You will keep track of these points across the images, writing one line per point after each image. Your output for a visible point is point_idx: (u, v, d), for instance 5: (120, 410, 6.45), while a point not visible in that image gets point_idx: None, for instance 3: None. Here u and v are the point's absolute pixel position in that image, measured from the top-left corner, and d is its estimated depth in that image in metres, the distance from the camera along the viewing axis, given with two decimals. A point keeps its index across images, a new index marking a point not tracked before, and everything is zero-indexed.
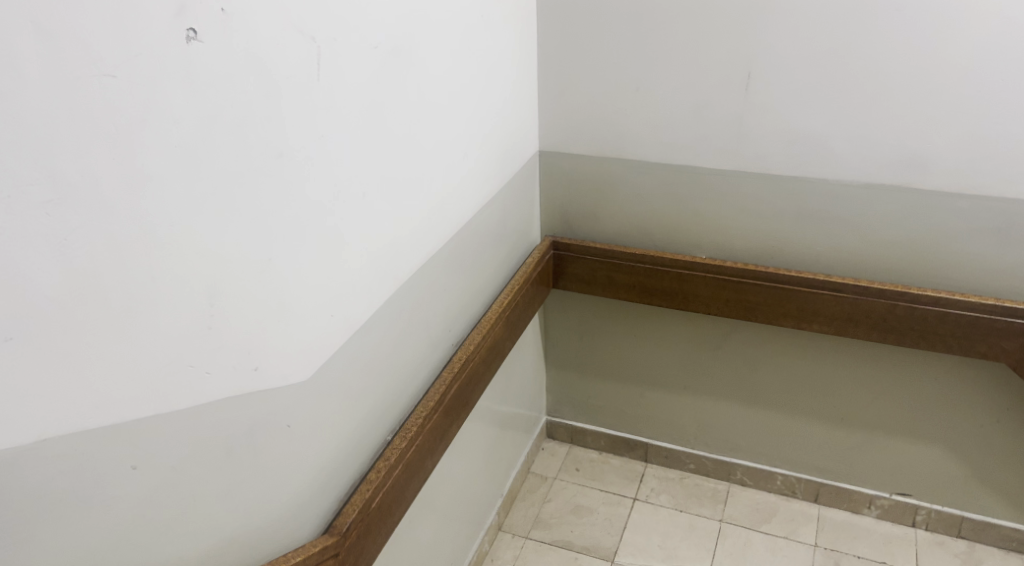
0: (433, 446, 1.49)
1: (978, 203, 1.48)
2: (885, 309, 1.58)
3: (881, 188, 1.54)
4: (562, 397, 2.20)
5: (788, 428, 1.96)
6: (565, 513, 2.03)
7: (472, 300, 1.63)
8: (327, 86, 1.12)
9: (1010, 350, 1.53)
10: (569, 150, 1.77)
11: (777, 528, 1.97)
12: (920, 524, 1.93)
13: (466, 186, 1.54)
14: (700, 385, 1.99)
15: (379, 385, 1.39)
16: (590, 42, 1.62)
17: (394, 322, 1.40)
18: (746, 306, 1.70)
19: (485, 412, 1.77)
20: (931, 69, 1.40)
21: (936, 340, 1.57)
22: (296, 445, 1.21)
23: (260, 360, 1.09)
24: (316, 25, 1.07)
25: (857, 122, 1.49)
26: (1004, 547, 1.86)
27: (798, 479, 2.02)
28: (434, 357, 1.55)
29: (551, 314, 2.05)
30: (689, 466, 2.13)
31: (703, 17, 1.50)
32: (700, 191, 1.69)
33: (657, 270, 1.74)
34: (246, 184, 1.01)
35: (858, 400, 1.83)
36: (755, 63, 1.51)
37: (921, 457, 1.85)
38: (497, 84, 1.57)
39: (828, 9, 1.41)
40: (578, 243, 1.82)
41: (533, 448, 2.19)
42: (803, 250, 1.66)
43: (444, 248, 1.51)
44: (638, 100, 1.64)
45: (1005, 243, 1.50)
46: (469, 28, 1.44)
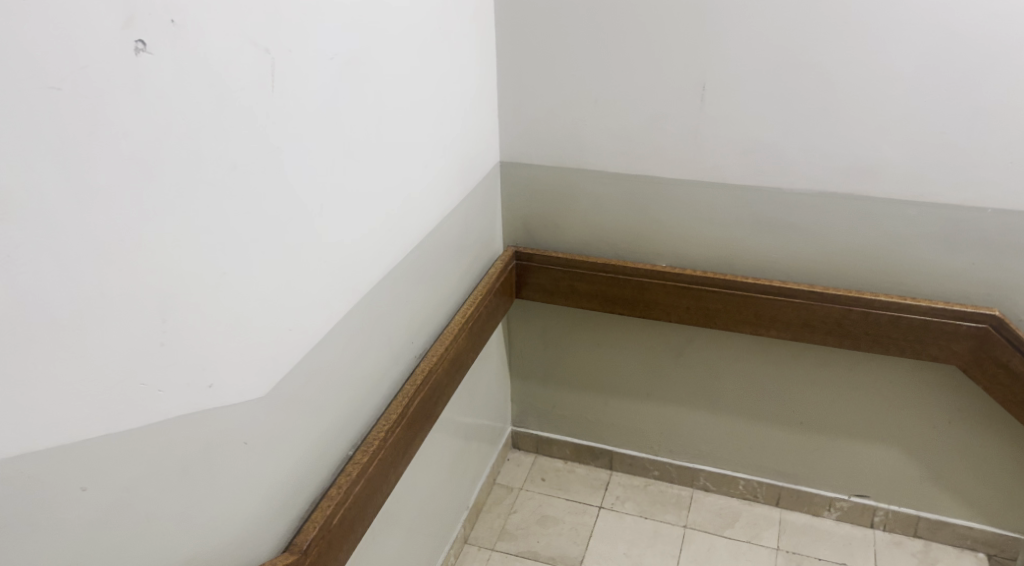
0: (397, 459, 1.42)
1: (927, 210, 1.56)
2: (840, 314, 1.66)
3: (835, 197, 1.61)
4: (527, 407, 2.25)
5: (750, 433, 2.03)
6: (530, 524, 2.08)
7: (435, 310, 1.62)
8: (284, 98, 1.08)
9: (959, 352, 1.62)
10: (531, 161, 1.82)
11: (740, 533, 2.04)
12: (878, 525, 2.02)
13: (428, 197, 1.52)
14: (663, 391, 2.04)
15: (342, 399, 1.33)
16: (551, 51, 1.66)
17: (358, 335, 1.34)
18: (708, 313, 1.78)
19: (448, 422, 1.80)
20: (882, 78, 1.47)
21: (889, 344, 1.66)
22: (259, 464, 1.16)
23: (215, 377, 1.04)
24: (270, 37, 1.03)
25: (809, 131, 1.57)
26: (960, 546, 1.96)
27: (759, 484, 2.10)
28: (397, 368, 1.49)
29: (515, 325, 2.08)
30: (654, 473, 2.20)
31: (660, 30, 1.56)
32: (662, 201, 1.75)
33: (620, 279, 1.81)
34: (200, 197, 0.97)
35: (817, 405, 1.90)
36: (710, 75, 1.57)
37: (878, 459, 1.93)
38: (457, 95, 1.57)
39: (779, 21, 1.48)
40: (539, 253, 1.87)
41: (499, 460, 2.24)
42: (758, 258, 1.74)
43: (407, 259, 1.47)
44: (597, 112, 1.69)
45: (951, 250, 1.59)
46: (428, 37, 1.42)
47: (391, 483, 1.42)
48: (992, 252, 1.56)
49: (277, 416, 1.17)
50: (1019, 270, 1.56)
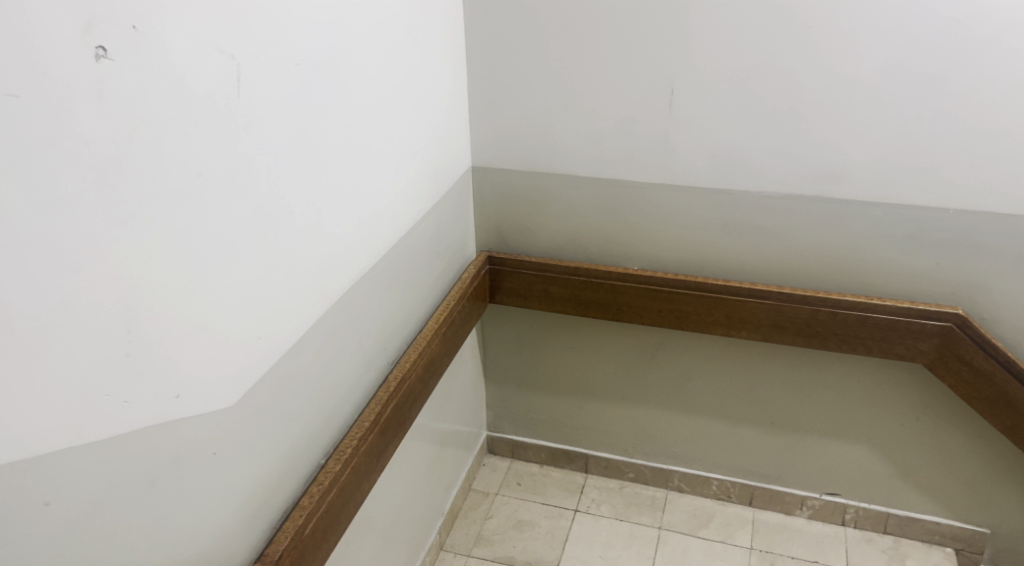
0: (370, 467, 1.41)
1: (891, 211, 1.59)
2: (809, 315, 1.69)
3: (802, 199, 1.64)
4: (502, 411, 2.24)
5: (722, 434, 2.04)
6: (506, 529, 2.08)
7: (408, 316, 1.62)
8: (250, 104, 1.07)
9: (925, 350, 1.65)
10: (503, 166, 1.82)
11: (714, 533, 2.05)
12: (849, 523, 2.05)
13: (399, 202, 1.51)
14: (637, 394, 2.05)
15: (313, 407, 1.32)
16: (520, 57, 1.66)
17: (329, 342, 1.33)
18: (680, 316, 1.79)
19: (422, 429, 1.79)
20: (846, 82, 1.50)
21: (857, 343, 1.68)
22: (228, 474, 1.14)
23: (183, 388, 1.03)
24: (234, 42, 1.02)
25: (776, 135, 1.59)
26: (928, 541, 1.99)
27: (732, 484, 2.11)
28: (369, 375, 1.48)
29: (489, 329, 2.08)
30: (629, 475, 2.21)
31: (629, 35, 1.57)
32: (634, 204, 1.76)
33: (593, 282, 1.82)
34: (166, 204, 0.96)
35: (788, 405, 1.93)
36: (678, 80, 1.59)
37: (848, 457, 1.95)
38: (429, 100, 1.57)
39: (745, 26, 1.50)
40: (512, 257, 1.87)
41: (474, 465, 2.24)
42: (729, 260, 1.75)
43: (378, 265, 1.46)
44: (568, 117, 1.70)
45: (916, 250, 1.61)
46: (398, 42, 1.42)
47: (365, 490, 1.41)
48: (955, 252, 1.59)
49: (247, 425, 1.16)
50: (981, 269, 1.59)
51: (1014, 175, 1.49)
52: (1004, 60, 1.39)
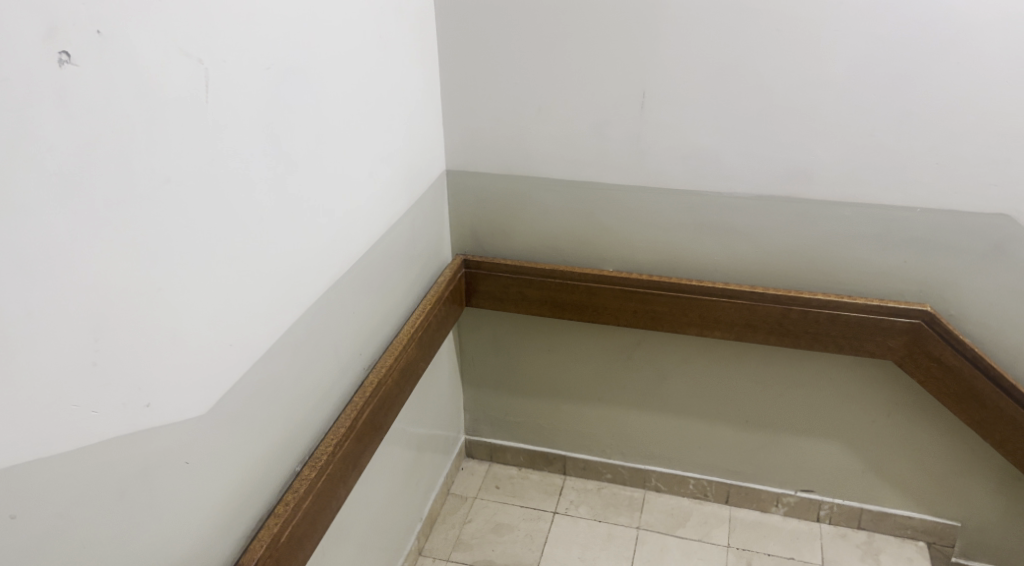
0: (346, 473, 1.40)
1: (860, 211, 1.62)
2: (781, 314, 1.71)
3: (773, 200, 1.66)
4: (480, 415, 2.24)
5: (699, 433, 2.06)
6: (485, 532, 2.07)
7: (384, 321, 1.61)
8: (219, 108, 1.06)
9: (894, 347, 1.68)
10: (477, 169, 1.82)
11: (691, 532, 2.07)
12: (824, 519, 2.07)
13: (374, 206, 1.51)
14: (614, 395, 2.06)
15: (287, 414, 1.31)
16: (493, 60, 1.66)
17: (303, 348, 1.32)
18: (655, 316, 1.80)
19: (400, 434, 1.79)
20: (813, 84, 1.52)
21: (828, 341, 1.70)
22: (201, 483, 1.13)
23: (153, 396, 1.01)
24: (202, 46, 1.01)
25: (746, 137, 1.61)
26: (901, 535, 2.02)
27: (708, 482, 2.13)
28: (345, 381, 1.47)
29: (466, 333, 2.08)
30: (607, 476, 2.22)
31: (600, 38, 1.58)
32: (608, 206, 1.77)
33: (568, 284, 1.83)
34: (133, 211, 0.95)
35: (763, 404, 1.95)
36: (649, 83, 1.60)
37: (822, 454, 1.98)
38: (402, 103, 1.57)
39: (714, 29, 1.51)
40: (488, 261, 1.87)
41: (452, 470, 2.23)
42: (702, 261, 1.77)
43: (353, 269, 1.46)
44: (541, 120, 1.71)
45: (885, 249, 1.64)
46: (370, 46, 1.41)
47: (341, 497, 1.40)
48: (923, 250, 1.62)
49: (219, 433, 1.15)
50: (949, 266, 1.62)
51: (978, 174, 1.52)
52: (967, 62, 1.42)
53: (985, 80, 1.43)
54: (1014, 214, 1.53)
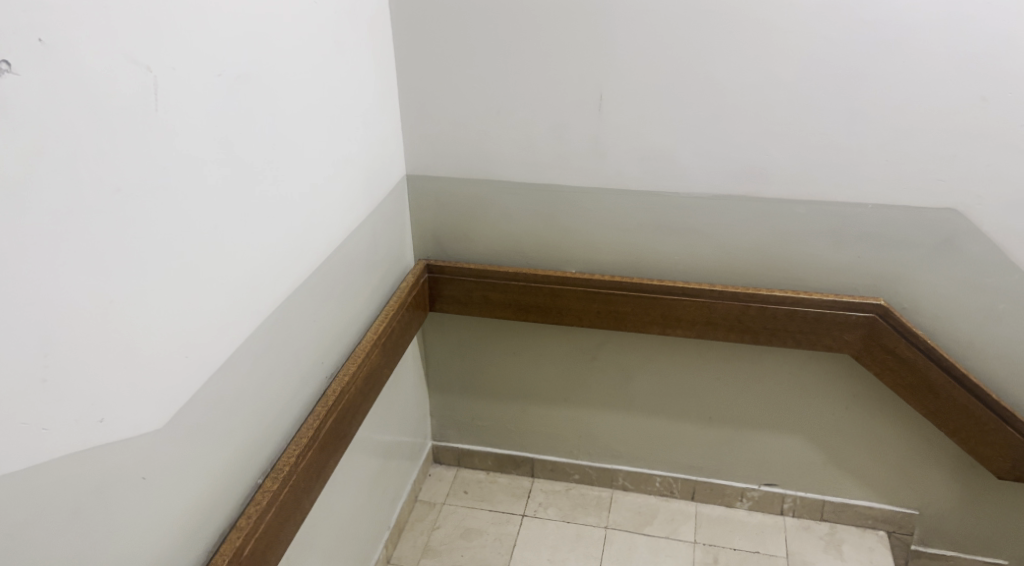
0: (310, 484, 1.39)
1: (814, 208, 1.65)
2: (740, 311, 1.74)
3: (729, 199, 1.68)
4: (447, 420, 2.23)
5: (664, 431, 2.08)
6: (454, 538, 2.06)
7: (346, 328, 1.59)
8: (169, 116, 1.04)
9: (851, 341, 1.72)
10: (438, 174, 1.81)
11: (658, 530, 2.09)
12: (788, 512, 2.11)
13: (334, 213, 1.49)
14: (579, 396, 2.07)
15: (248, 426, 1.28)
16: (450, 64, 1.66)
17: (263, 358, 1.30)
18: (618, 316, 1.82)
19: (365, 442, 1.77)
20: (766, 84, 1.54)
21: (787, 336, 1.74)
22: (159, 498, 1.10)
23: (107, 412, 0.99)
24: (149, 54, 0.99)
25: (702, 137, 1.63)
26: (863, 525, 2.06)
27: (674, 480, 2.15)
28: (307, 390, 1.46)
29: (430, 338, 2.07)
30: (575, 476, 2.23)
31: (555, 41, 1.59)
32: (569, 208, 1.78)
33: (531, 287, 1.83)
34: (81, 222, 0.93)
35: (725, 401, 1.97)
36: (606, 85, 1.62)
37: (783, 448, 2.01)
38: (360, 108, 1.55)
39: (668, 31, 1.53)
40: (451, 265, 1.87)
41: (420, 476, 2.22)
42: (663, 260, 1.79)
43: (313, 277, 1.44)
44: (500, 124, 1.71)
45: (839, 245, 1.67)
46: (326, 51, 1.39)
47: (305, 509, 1.38)
48: (876, 245, 1.65)
49: (177, 446, 1.12)
50: (901, 261, 1.66)
51: (926, 169, 1.55)
52: (912, 61, 1.46)
53: (929, 78, 1.47)
54: (961, 208, 1.57)
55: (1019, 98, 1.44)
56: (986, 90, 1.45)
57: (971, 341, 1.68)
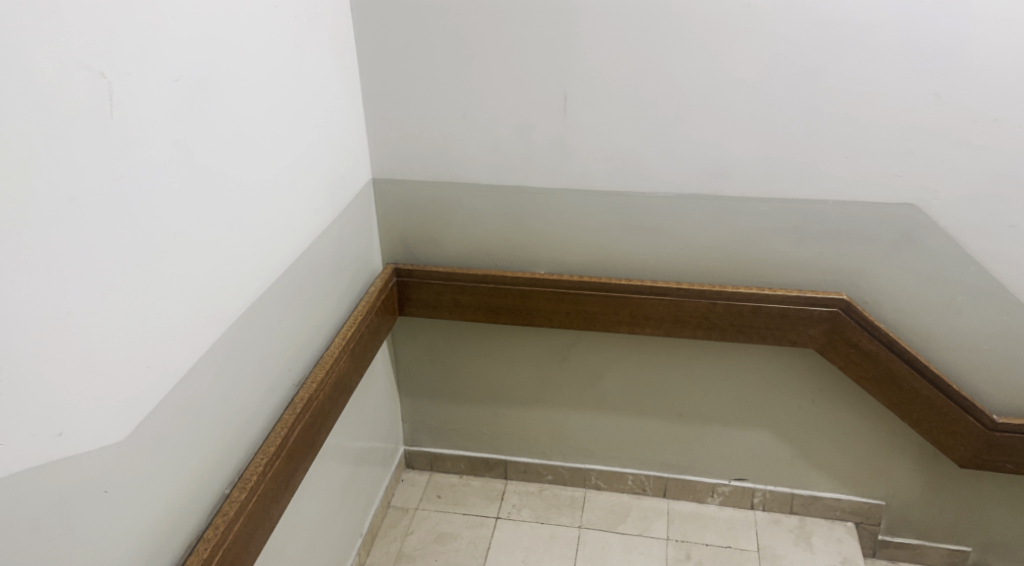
0: (279, 493, 1.37)
1: (776, 206, 1.67)
2: (706, 308, 1.76)
3: (694, 198, 1.70)
4: (418, 424, 2.22)
5: (634, 430, 2.09)
6: (428, 543, 2.05)
7: (314, 334, 1.58)
8: (125, 122, 1.02)
9: (814, 335, 1.75)
10: (404, 177, 1.80)
11: (631, 528, 2.10)
12: (758, 506, 2.13)
13: (298, 218, 1.47)
14: (551, 397, 2.08)
15: (213, 436, 1.26)
16: (413, 67, 1.65)
17: (228, 366, 1.28)
18: (587, 316, 1.83)
19: (335, 449, 1.75)
20: (726, 84, 1.56)
21: (752, 332, 1.77)
22: (122, 512, 1.08)
23: (66, 425, 0.97)
24: (103, 58, 0.97)
25: (667, 137, 1.64)
26: (831, 517, 2.09)
27: (646, 477, 2.17)
28: (275, 398, 1.44)
29: (400, 342, 2.06)
30: (547, 477, 2.23)
31: (519, 42, 1.59)
32: (537, 209, 1.78)
33: (500, 289, 1.84)
34: (35, 232, 0.91)
35: (694, 398, 1.99)
36: (570, 87, 1.62)
37: (752, 443, 2.03)
38: (322, 111, 1.54)
39: (630, 32, 1.54)
40: (419, 268, 1.87)
41: (392, 482, 2.20)
42: (631, 260, 1.80)
43: (279, 283, 1.42)
44: (465, 126, 1.71)
45: (802, 241, 1.70)
46: (287, 55, 1.38)
47: (274, 518, 1.37)
48: (837, 241, 1.68)
49: (140, 458, 1.10)
50: (862, 256, 1.69)
51: (883, 165, 1.58)
52: (869, 59, 1.48)
53: (885, 75, 1.50)
54: (918, 203, 1.60)
55: (971, 94, 1.48)
56: (940, 87, 1.48)
57: (931, 332, 1.72)
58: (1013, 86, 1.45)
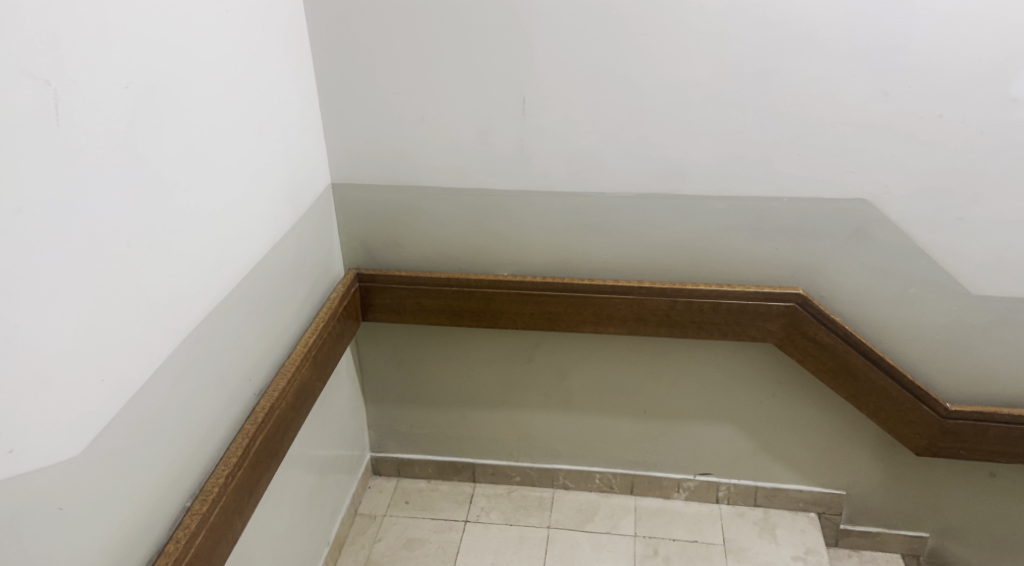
0: (241, 504, 1.35)
1: (733, 204, 1.70)
2: (668, 306, 1.78)
3: (653, 197, 1.72)
4: (385, 430, 2.21)
5: (601, 428, 2.10)
6: (396, 549, 2.04)
7: (275, 343, 1.56)
8: (73, 130, 1.00)
9: (773, 330, 1.78)
10: (363, 182, 1.79)
11: (599, 526, 2.11)
12: (723, 500, 2.16)
13: (256, 224, 1.45)
14: (517, 398, 2.08)
15: (172, 448, 1.24)
16: (369, 71, 1.64)
17: (186, 377, 1.26)
18: (551, 317, 1.84)
19: (299, 457, 1.73)
20: (681, 84, 1.58)
21: (713, 329, 1.79)
22: (78, 529, 1.05)
23: (15, 442, 0.94)
24: (46, 66, 0.95)
25: (624, 138, 1.66)
26: (794, 508, 2.13)
27: (613, 475, 2.18)
28: (236, 409, 1.42)
29: (364, 348, 2.04)
30: (516, 479, 2.23)
31: (476, 45, 1.59)
32: (498, 212, 1.79)
33: (464, 292, 1.84)
34: None
35: (659, 396, 2.01)
36: (528, 90, 1.63)
37: (716, 438, 2.06)
38: (279, 117, 1.52)
39: (585, 34, 1.55)
40: (382, 273, 1.85)
41: (359, 489, 2.18)
42: (593, 260, 1.81)
43: (237, 292, 1.40)
44: (424, 130, 1.70)
45: (758, 238, 1.73)
46: (241, 60, 1.36)
47: (238, 530, 1.35)
48: (793, 237, 1.72)
49: (96, 475, 1.08)
50: (817, 251, 1.72)
51: (835, 163, 1.62)
52: (818, 58, 1.52)
53: (834, 74, 1.53)
54: (870, 198, 1.64)
55: (917, 92, 1.52)
56: (887, 85, 1.52)
57: (885, 324, 1.76)
58: (958, 82, 1.49)
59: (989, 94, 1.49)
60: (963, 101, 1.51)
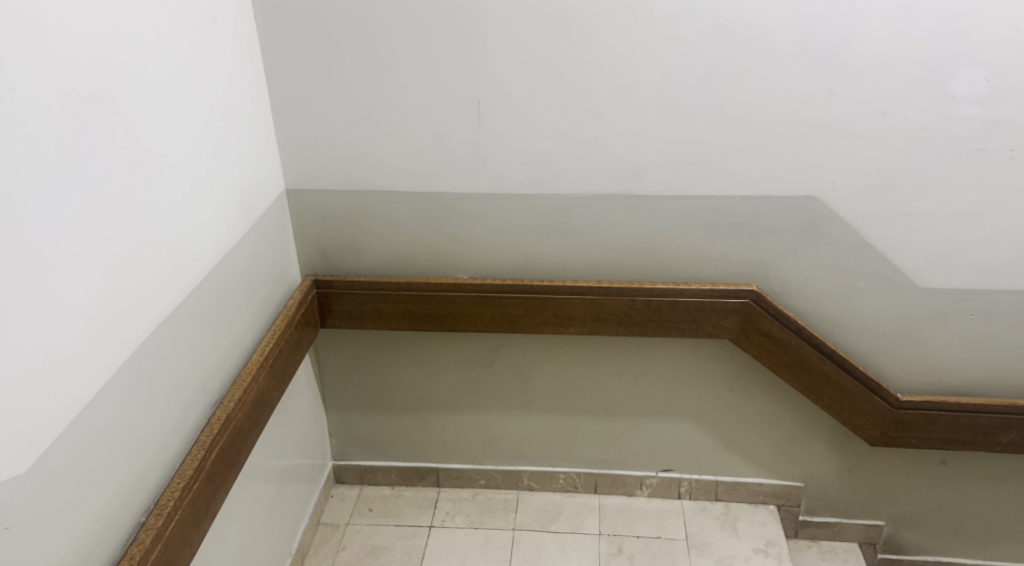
0: (199, 517, 1.32)
1: (687, 203, 1.73)
2: (626, 305, 1.80)
3: (609, 198, 1.74)
4: (347, 438, 2.18)
5: (564, 428, 2.11)
6: (360, 557, 2.02)
7: (231, 352, 1.53)
8: (11, 138, 0.97)
9: (729, 326, 1.81)
10: (319, 187, 1.77)
11: (564, 526, 2.12)
12: (685, 495, 2.19)
13: (208, 231, 1.43)
14: (479, 401, 2.08)
15: (125, 462, 1.21)
16: (322, 74, 1.63)
17: (138, 389, 1.23)
18: (511, 319, 1.85)
19: (259, 468, 1.70)
20: (634, 86, 1.60)
21: (671, 326, 1.82)
22: (26, 547, 1.02)
23: None
24: None
25: (579, 140, 1.67)
26: (755, 501, 2.17)
27: (576, 475, 2.19)
28: (191, 420, 1.39)
29: (324, 354, 2.02)
30: (480, 482, 2.23)
31: (429, 48, 1.59)
32: (456, 215, 1.78)
33: (423, 295, 1.83)
34: None
35: (621, 394, 2.03)
36: (482, 92, 1.63)
37: (677, 434, 2.08)
38: (229, 121, 1.49)
39: (538, 36, 1.56)
40: (340, 279, 1.84)
41: (322, 499, 2.15)
42: (551, 262, 1.82)
43: (191, 301, 1.37)
44: (379, 134, 1.69)
45: (713, 237, 1.76)
46: (189, 65, 1.34)
47: (195, 543, 1.32)
48: (746, 235, 1.75)
49: (44, 490, 1.04)
50: (770, 248, 1.76)
51: (785, 161, 1.66)
52: (766, 59, 1.55)
53: (781, 74, 1.56)
54: (819, 195, 1.68)
55: (861, 91, 1.56)
56: (833, 84, 1.56)
57: (837, 318, 1.81)
58: (900, 80, 1.54)
59: (929, 92, 1.54)
60: (905, 99, 1.56)
